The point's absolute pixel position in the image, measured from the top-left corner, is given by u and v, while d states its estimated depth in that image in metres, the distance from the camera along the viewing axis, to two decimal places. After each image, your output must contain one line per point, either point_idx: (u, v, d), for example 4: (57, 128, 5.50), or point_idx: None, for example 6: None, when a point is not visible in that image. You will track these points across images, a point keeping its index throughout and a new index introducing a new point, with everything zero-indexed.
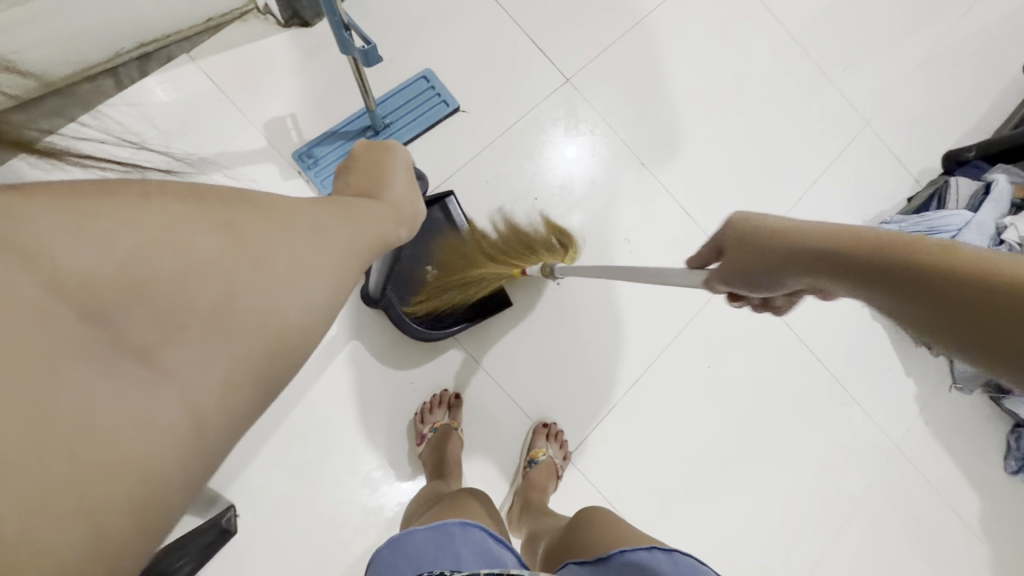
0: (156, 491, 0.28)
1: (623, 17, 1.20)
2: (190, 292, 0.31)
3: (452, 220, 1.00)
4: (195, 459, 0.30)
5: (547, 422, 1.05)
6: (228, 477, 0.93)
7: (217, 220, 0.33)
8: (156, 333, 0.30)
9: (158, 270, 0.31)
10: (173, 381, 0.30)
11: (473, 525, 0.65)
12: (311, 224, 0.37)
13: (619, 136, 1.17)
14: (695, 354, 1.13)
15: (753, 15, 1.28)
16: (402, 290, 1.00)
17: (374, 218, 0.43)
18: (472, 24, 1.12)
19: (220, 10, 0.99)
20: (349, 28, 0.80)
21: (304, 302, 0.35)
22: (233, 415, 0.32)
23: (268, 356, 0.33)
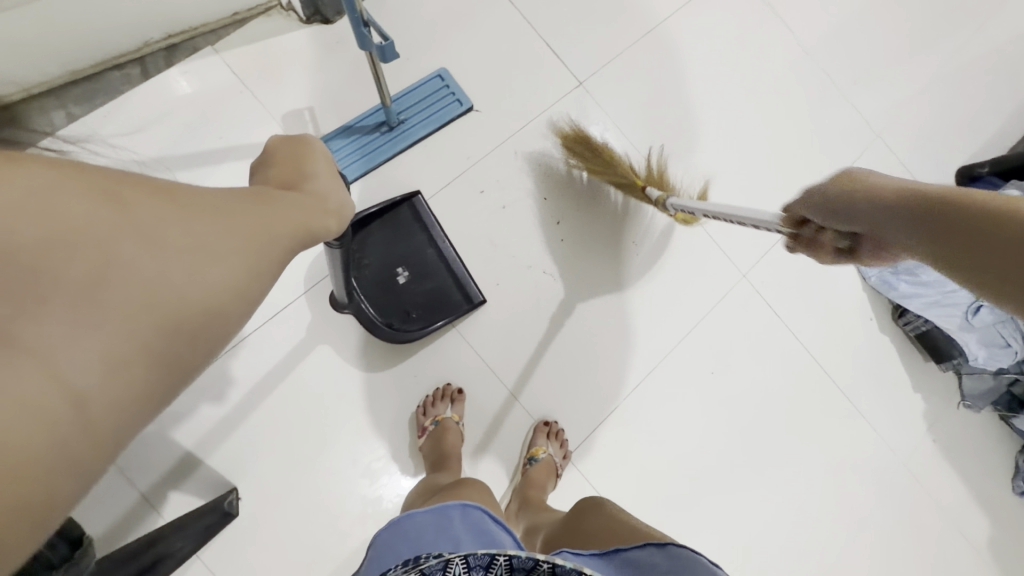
0: (28, 467, 0.26)
1: (639, 23, 1.22)
2: (77, 268, 0.31)
3: (422, 220, 1.03)
4: (79, 444, 0.28)
5: (547, 421, 1.05)
6: (232, 461, 0.94)
7: (117, 202, 0.34)
8: (24, 306, 0.29)
9: (43, 247, 0.30)
10: (53, 353, 0.28)
11: (473, 506, 0.66)
12: (222, 212, 0.38)
13: (629, 141, 1.18)
14: (697, 361, 1.13)
15: (768, 26, 1.28)
16: (372, 294, 1.00)
17: (294, 207, 0.44)
18: (488, 26, 1.14)
19: (245, 6, 1.02)
20: (367, 25, 0.82)
21: (207, 283, 0.35)
22: (128, 394, 0.30)
23: (165, 333, 0.32)
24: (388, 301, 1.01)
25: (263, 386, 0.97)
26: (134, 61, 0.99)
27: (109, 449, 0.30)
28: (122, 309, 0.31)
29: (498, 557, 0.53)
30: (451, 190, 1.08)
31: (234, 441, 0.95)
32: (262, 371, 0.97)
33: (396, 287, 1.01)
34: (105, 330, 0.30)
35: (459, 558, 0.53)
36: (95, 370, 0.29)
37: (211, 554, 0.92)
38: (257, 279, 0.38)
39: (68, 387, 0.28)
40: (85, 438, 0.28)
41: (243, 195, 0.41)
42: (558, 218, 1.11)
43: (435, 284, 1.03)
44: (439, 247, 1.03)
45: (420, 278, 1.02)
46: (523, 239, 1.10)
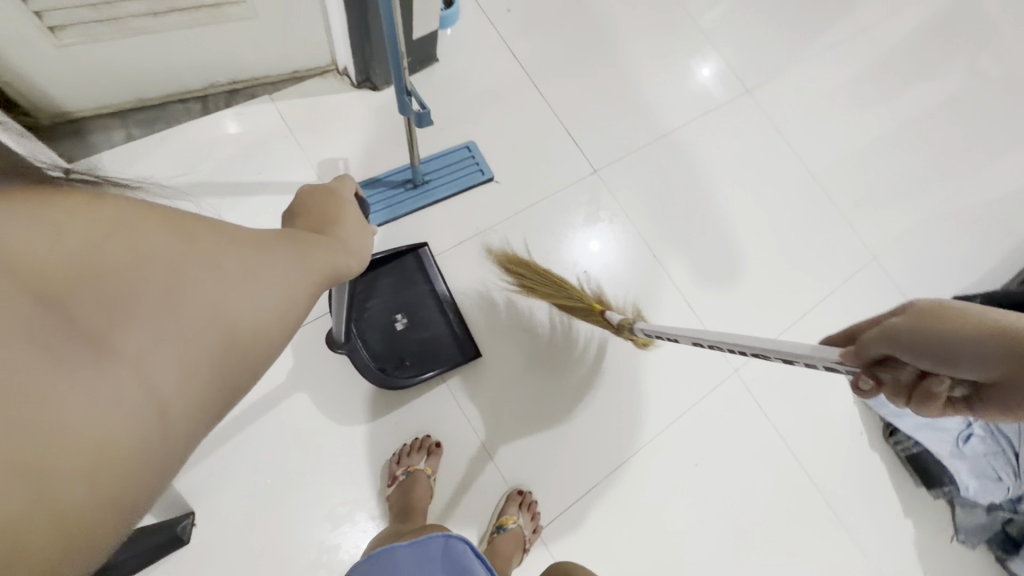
0: (105, 465, 0.27)
1: (654, 127, 1.34)
2: (150, 286, 0.31)
3: (426, 270, 1.08)
4: (151, 447, 0.29)
5: (522, 490, 1.01)
6: (197, 483, 0.92)
7: (183, 227, 0.35)
8: (107, 317, 0.29)
9: (126, 262, 0.31)
10: (130, 364, 0.29)
11: (455, 540, 0.73)
12: (267, 247, 0.40)
13: (638, 231, 1.25)
14: (681, 450, 1.11)
15: (772, 147, 1.40)
16: (370, 337, 1.02)
17: (323, 249, 0.46)
18: (519, 112, 1.26)
19: (305, 66, 1.14)
20: (410, 94, 0.91)
21: (260, 309, 0.36)
22: (193, 407, 0.32)
23: (225, 350, 0.34)
24: (385, 345, 1.03)
25: (247, 411, 0.97)
26: (198, 97, 1.10)
27: (170, 453, 0.31)
28: (192, 325, 0.32)
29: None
30: (463, 249, 1.14)
31: (202, 462, 0.93)
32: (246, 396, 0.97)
33: (394, 332, 1.04)
34: (174, 345, 0.31)
35: None
36: (168, 381, 0.30)
37: None
38: (299, 309, 0.40)
39: (144, 397, 0.29)
40: (160, 444, 0.30)
41: (283, 235, 0.43)
42: None
43: (431, 333, 1.06)
44: (440, 299, 1.07)
45: (417, 325, 1.05)
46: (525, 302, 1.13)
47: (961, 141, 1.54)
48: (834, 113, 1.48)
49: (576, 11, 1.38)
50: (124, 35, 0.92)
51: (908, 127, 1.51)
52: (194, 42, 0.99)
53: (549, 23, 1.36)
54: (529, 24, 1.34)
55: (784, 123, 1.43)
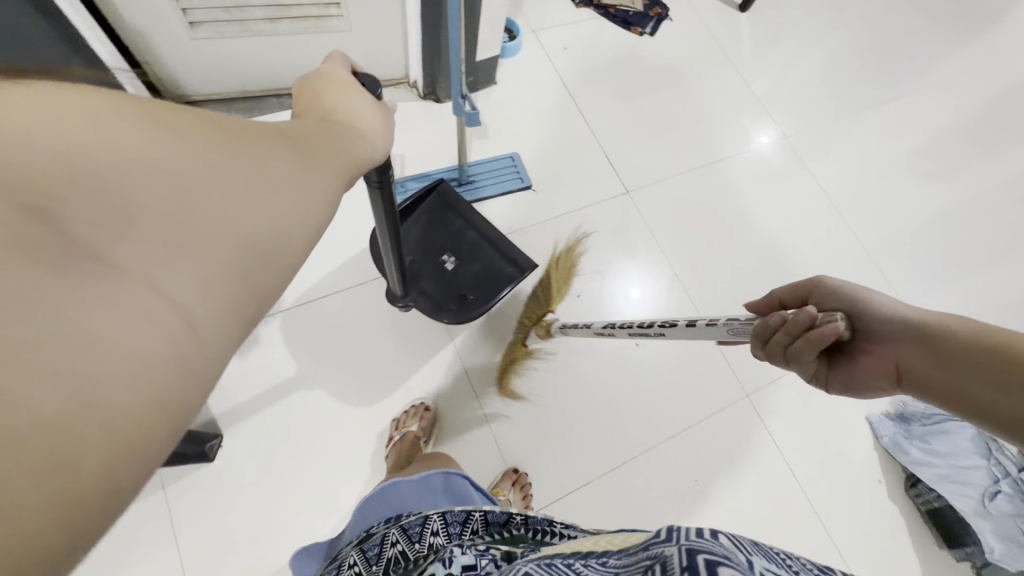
0: (137, 382, 0.23)
1: (687, 161, 1.44)
2: (152, 188, 0.25)
3: (449, 202, 1.15)
4: (188, 364, 0.25)
5: (517, 470, 1.05)
6: (223, 411, 1.00)
7: (171, 122, 0.28)
8: (105, 227, 0.24)
9: (119, 163, 0.25)
10: (141, 280, 0.24)
11: (455, 475, 0.81)
12: (273, 139, 0.33)
13: (662, 251, 1.32)
14: (683, 463, 1.11)
15: (804, 193, 1.47)
16: (426, 286, 1.10)
17: (334, 142, 0.39)
18: (562, 133, 1.39)
19: (382, 77, 1.33)
20: (465, 97, 1.05)
21: (282, 204, 0.30)
22: (229, 316, 0.27)
23: (254, 251, 0.28)
24: (444, 289, 1.10)
25: (281, 357, 1.06)
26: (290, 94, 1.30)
27: (215, 365, 0.27)
28: (206, 228, 0.26)
29: (474, 513, 0.66)
30: None
31: (231, 394, 1.02)
32: (281, 343, 1.07)
33: (447, 273, 1.11)
34: (190, 250, 0.25)
35: (438, 514, 0.65)
36: (189, 289, 0.25)
37: (173, 492, 0.94)
38: (326, 205, 0.34)
39: (167, 309, 0.24)
40: (201, 358, 0.26)
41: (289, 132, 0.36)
42: (579, 294, 1.23)
43: (481, 262, 1.13)
44: (474, 226, 1.14)
45: (464, 259, 1.13)
46: (546, 300, 1.21)
47: (1004, 208, 1.54)
48: (867, 170, 1.54)
49: (625, 55, 1.54)
50: (245, 35, 1.12)
51: (945, 189, 1.54)
52: (296, 47, 1.19)
53: (599, 62, 1.51)
54: (581, 62, 1.50)
55: (817, 174, 1.51)
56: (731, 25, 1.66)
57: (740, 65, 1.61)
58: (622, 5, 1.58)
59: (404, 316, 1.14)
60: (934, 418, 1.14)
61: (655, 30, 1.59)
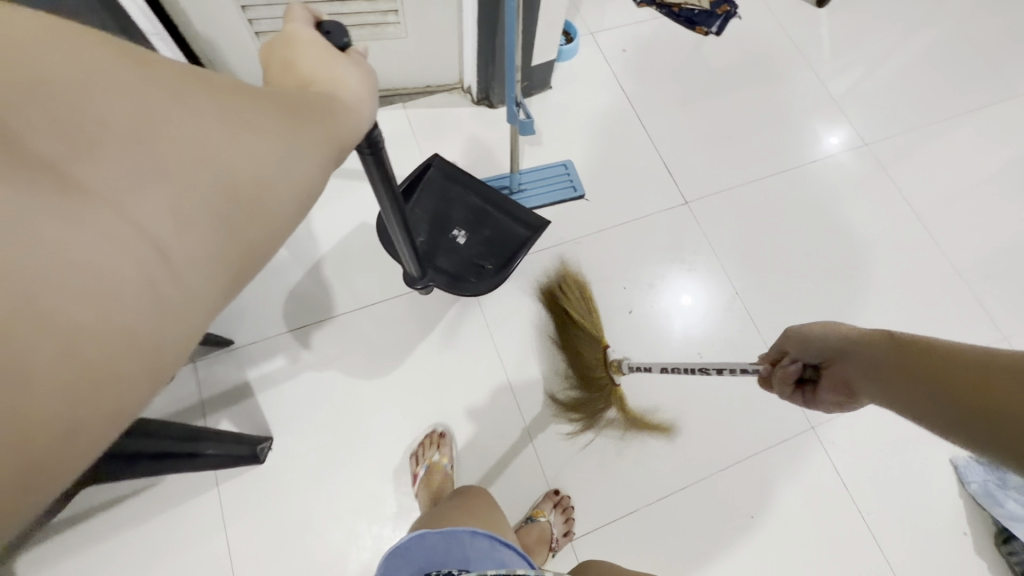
0: (106, 307, 0.26)
1: (754, 169, 1.35)
2: (124, 129, 0.28)
3: (446, 173, 1.15)
4: (161, 293, 0.28)
5: (559, 491, 1.02)
6: (276, 415, 1.02)
7: (148, 73, 0.30)
8: (81, 161, 0.27)
9: (100, 110, 0.28)
10: (115, 210, 0.26)
11: (481, 534, 0.75)
12: (257, 100, 0.35)
13: (722, 265, 1.24)
14: (741, 496, 1.04)
15: (888, 206, 1.34)
16: (440, 264, 1.09)
17: (319, 101, 0.40)
18: (620, 139, 1.34)
19: (436, 82, 1.32)
20: (519, 105, 1.02)
21: (257, 151, 0.32)
22: (205, 250, 0.29)
23: (227, 195, 0.30)
24: (458, 263, 1.10)
25: (330, 363, 1.07)
26: None
27: (193, 298, 0.29)
28: (177, 166, 0.29)
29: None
30: (543, 255, 1.20)
31: (282, 397, 1.04)
32: (330, 348, 1.08)
33: (460, 247, 1.12)
34: (158, 182, 0.28)
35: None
36: (160, 223, 0.28)
37: (227, 489, 0.97)
38: (310, 164, 0.36)
39: (136, 238, 0.27)
40: (167, 287, 0.28)
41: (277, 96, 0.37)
42: (631, 309, 1.18)
43: (491, 229, 1.13)
44: (477, 194, 1.14)
45: (473, 230, 1.13)
46: (595, 314, 1.17)
47: None
48: (963, 181, 1.39)
49: (687, 56, 1.46)
50: None
51: None
52: None
53: (660, 64, 1.44)
54: (641, 64, 1.43)
55: (905, 186, 1.37)
56: (808, 22, 1.53)
57: (816, 65, 1.48)
58: (687, 3, 1.50)
59: (450, 325, 1.12)
60: None
61: (722, 29, 1.50)
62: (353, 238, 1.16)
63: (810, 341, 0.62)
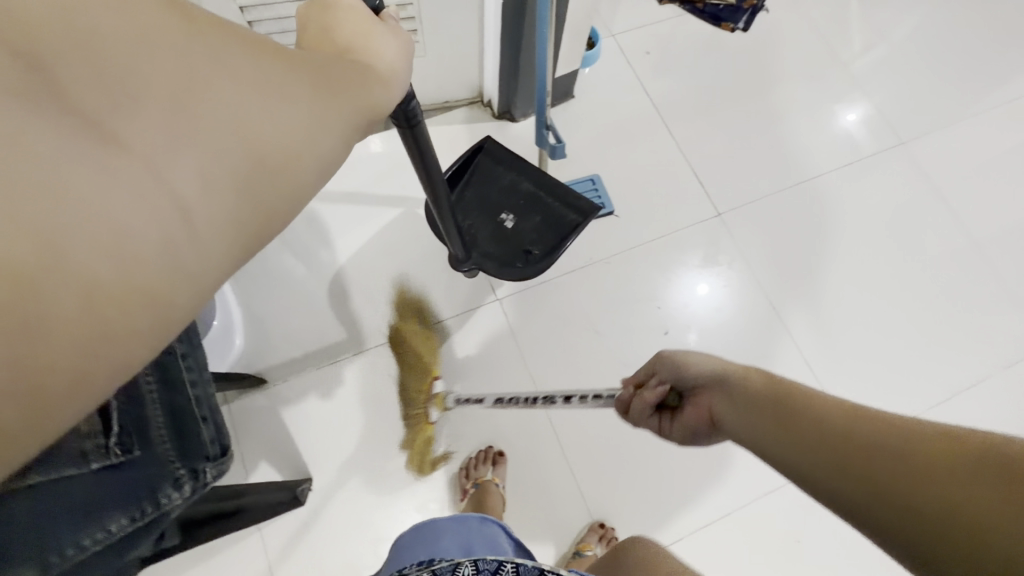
0: (130, 269, 0.25)
1: (787, 174, 1.30)
2: (155, 79, 0.26)
3: (499, 158, 1.11)
4: (183, 260, 0.26)
5: (604, 523, 1.01)
6: (313, 455, 1.01)
7: (185, 21, 0.29)
8: (113, 106, 0.25)
9: (134, 57, 0.26)
10: (144, 163, 0.25)
11: (489, 521, 0.81)
12: (289, 58, 0.33)
13: (759, 278, 1.21)
14: (786, 521, 1.03)
15: (928, 209, 1.30)
16: (486, 247, 1.06)
17: (356, 72, 0.38)
18: (647, 149, 1.29)
19: (456, 97, 1.27)
20: (549, 128, 0.97)
21: (289, 120, 0.30)
22: (231, 220, 0.28)
23: (258, 164, 0.29)
24: (505, 245, 1.06)
25: (363, 394, 1.06)
26: None
27: (215, 269, 0.28)
28: (207, 123, 0.27)
29: (506, 563, 0.63)
30: (574, 276, 1.17)
31: (317, 436, 1.03)
32: (363, 383, 1.06)
33: (506, 231, 1.07)
34: (189, 138, 0.26)
35: (469, 561, 0.63)
36: (189, 184, 0.26)
37: (269, 533, 0.96)
38: (341, 132, 0.33)
39: (165, 197, 0.25)
40: (187, 250, 0.26)
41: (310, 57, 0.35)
42: (665, 329, 1.15)
43: (539, 214, 1.08)
44: (529, 180, 1.09)
45: (522, 215, 1.08)
46: (630, 336, 1.14)
47: None
48: (1005, 179, 1.33)
49: (715, 56, 1.39)
50: None
51: None
52: None
53: (686, 66, 1.38)
54: (665, 66, 1.37)
55: (944, 186, 1.32)
56: (838, 13, 1.46)
57: (849, 59, 1.42)
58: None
59: (483, 354, 1.11)
60: None
61: (749, 24, 1.43)
62: (380, 267, 1.14)
63: (685, 369, 0.57)
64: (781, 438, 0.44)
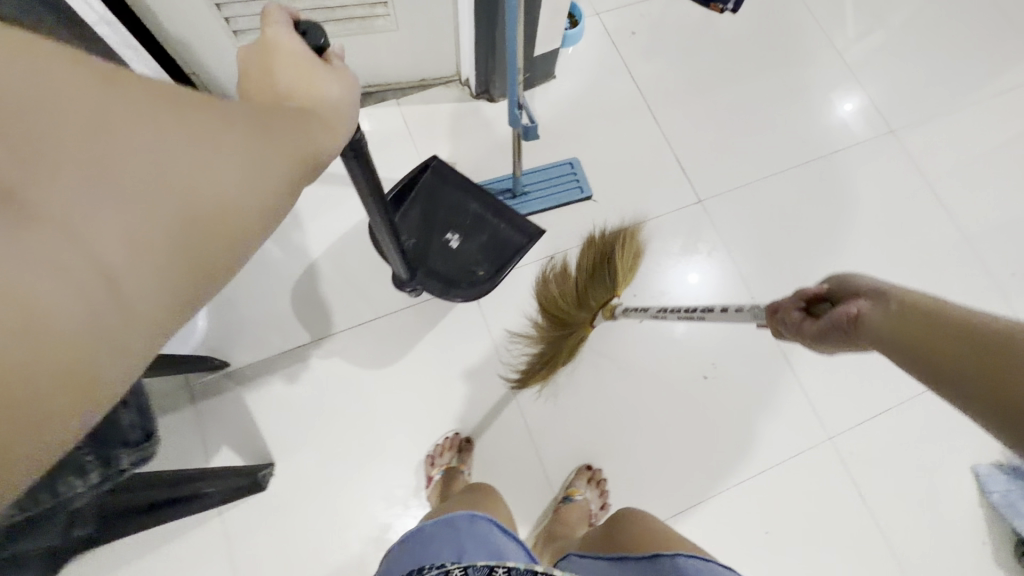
0: (60, 328, 0.26)
1: (772, 161, 1.27)
2: (90, 147, 0.29)
3: (445, 174, 1.07)
4: (114, 317, 0.28)
5: (591, 466, 1.02)
6: (276, 440, 1.00)
7: (119, 93, 0.31)
8: (46, 179, 0.27)
9: (67, 131, 0.29)
10: (71, 228, 0.27)
11: (479, 518, 0.76)
12: (224, 115, 0.35)
13: (743, 267, 1.18)
14: (755, 511, 1.02)
15: (915, 199, 1.27)
16: (433, 267, 1.03)
17: (295, 124, 0.40)
18: (629, 133, 1.25)
19: (432, 75, 1.23)
20: (522, 107, 0.94)
21: (219, 175, 0.32)
22: (162, 276, 0.30)
23: (189, 220, 0.31)
24: (450, 267, 1.03)
25: (329, 378, 1.04)
26: None
27: (150, 322, 0.30)
28: (134, 184, 0.29)
29: (496, 568, 0.62)
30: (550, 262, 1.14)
31: (281, 421, 1.01)
32: (329, 368, 1.04)
33: (453, 250, 1.05)
34: (116, 201, 0.28)
35: (458, 567, 0.64)
36: (115, 244, 0.28)
37: (230, 518, 0.95)
38: (275, 179, 0.36)
39: (90, 259, 0.27)
40: (116, 306, 0.28)
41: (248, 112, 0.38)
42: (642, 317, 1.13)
43: (487, 233, 1.06)
44: (478, 198, 1.06)
45: (468, 235, 1.05)
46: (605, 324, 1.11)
47: None
48: (994, 169, 1.30)
49: (702, 37, 1.35)
50: None
51: None
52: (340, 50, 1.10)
53: (672, 47, 1.34)
54: (651, 47, 1.33)
55: (933, 176, 1.29)
56: None
57: (841, 43, 1.38)
58: None
59: (452, 340, 1.08)
60: None
61: (738, 5, 1.38)
62: (349, 249, 1.11)
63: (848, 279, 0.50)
64: (927, 337, 0.38)
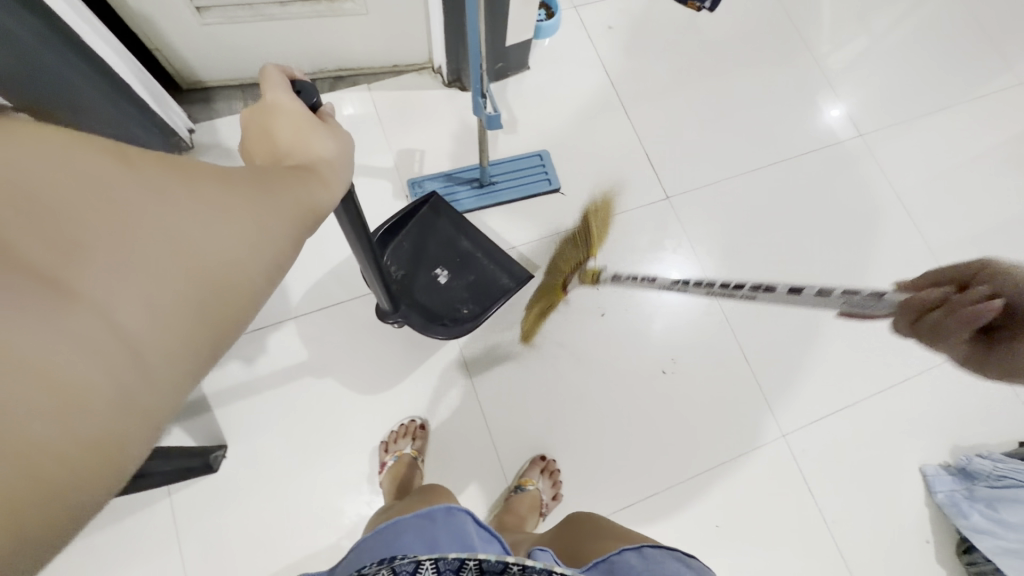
0: (78, 417, 0.25)
1: (741, 160, 1.28)
2: (106, 220, 0.27)
3: (445, 211, 1.08)
4: (136, 397, 0.27)
5: (545, 456, 1.03)
6: (230, 422, 0.99)
7: (131, 157, 0.29)
8: (60, 256, 0.25)
9: (78, 199, 0.27)
10: (92, 309, 0.25)
11: (457, 510, 0.70)
12: (235, 177, 0.34)
13: (715, 263, 1.20)
14: (705, 504, 1.04)
15: (880, 202, 1.28)
16: (419, 303, 1.04)
17: (301, 181, 0.40)
18: (600, 127, 1.26)
19: (405, 61, 1.22)
20: (485, 95, 0.94)
21: (239, 240, 0.31)
22: (182, 350, 0.29)
23: (209, 289, 0.30)
24: (435, 303, 1.05)
25: (287, 362, 1.03)
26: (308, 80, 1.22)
27: (167, 397, 0.28)
28: (153, 256, 0.28)
29: (469, 560, 0.61)
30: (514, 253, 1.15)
31: (236, 403, 1.00)
32: (287, 352, 1.04)
33: (441, 286, 1.06)
34: (137, 276, 0.27)
35: (430, 561, 0.60)
36: (139, 323, 0.27)
37: (180, 499, 0.95)
38: (287, 237, 0.35)
39: (112, 340, 0.26)
40: (137, 384, 0.27)
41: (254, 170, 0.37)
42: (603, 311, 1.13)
43: (476, 274, 1.07)
44: (472, 238, 1.08)
45: (457, 274, 1.07)
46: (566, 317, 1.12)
47: None
48: (960, 175, 1.32)
49: (679, 34, 1.35)
50: (254, 19, 1.04)
51: None
52: (308, 31, 1.09)
53: (648, 42, 1.34)
54: (627, 42, 1.33)
55: (900, 181, 1.30)
56: None
57: (817, 46, 1.38)
58: None
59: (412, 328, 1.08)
60: (1003, 484, 0.99)
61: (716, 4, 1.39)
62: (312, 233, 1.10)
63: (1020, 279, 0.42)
64: None
